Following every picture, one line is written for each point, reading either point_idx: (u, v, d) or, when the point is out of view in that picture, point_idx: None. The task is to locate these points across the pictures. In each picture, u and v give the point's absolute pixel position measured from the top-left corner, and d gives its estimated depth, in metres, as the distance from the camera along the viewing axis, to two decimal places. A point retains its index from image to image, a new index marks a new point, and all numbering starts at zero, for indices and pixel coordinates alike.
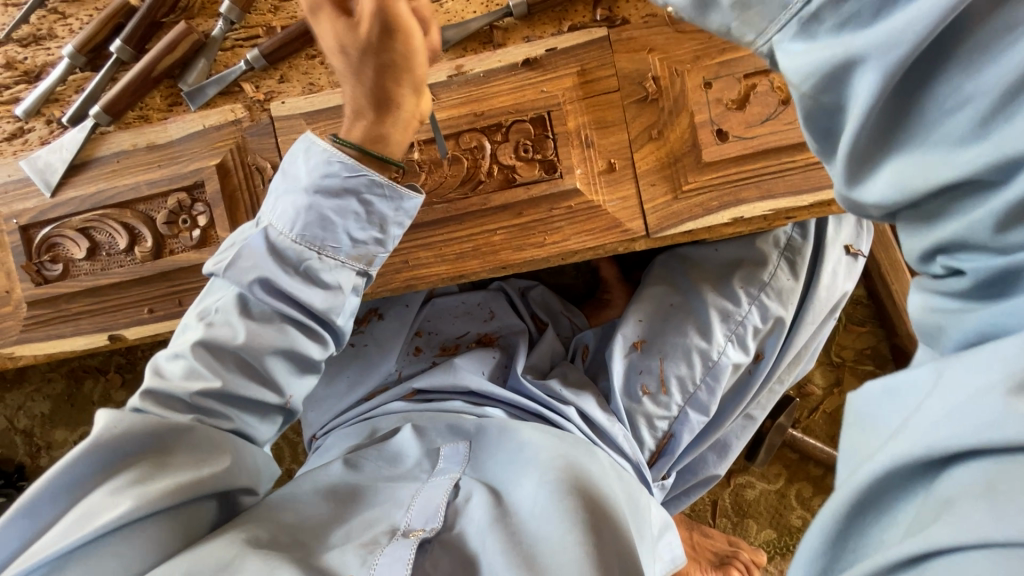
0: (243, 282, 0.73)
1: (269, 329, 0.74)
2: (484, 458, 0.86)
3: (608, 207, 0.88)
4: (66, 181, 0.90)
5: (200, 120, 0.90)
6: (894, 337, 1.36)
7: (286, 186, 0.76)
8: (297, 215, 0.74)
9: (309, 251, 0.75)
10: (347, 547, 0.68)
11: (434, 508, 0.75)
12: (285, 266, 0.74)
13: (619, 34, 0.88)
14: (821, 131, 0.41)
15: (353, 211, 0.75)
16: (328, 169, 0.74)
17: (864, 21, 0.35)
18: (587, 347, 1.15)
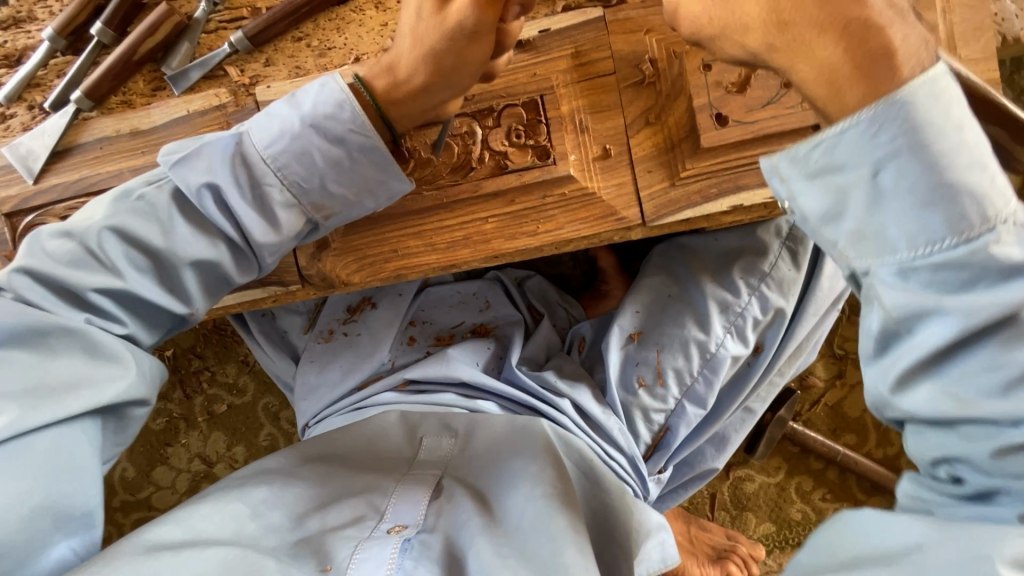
0: (193, 177, 0.72)
1: (196, 232, 0.74)
2: (474, 452, 0.84)
3: (603, 194, 0.86)
4: (48, 168, 0.88)
5: (184, 105, 0.88)
6: None
7: (287, 105, 0.74)
8: (285, 141, 0.73)
9: (273, 177, 0.73)
10: (331, 536, 0.68)
11: (417, 502, 0.74)
12: (239, 184, 0.73)
13: (616, 14, 0.85)
14: (875, 334, 0.57)
15: (338, 159, 0.74)
16: (332, 112, 0.73)
17: (949, 284, 0.52)
18: (584, 339, 1.13)
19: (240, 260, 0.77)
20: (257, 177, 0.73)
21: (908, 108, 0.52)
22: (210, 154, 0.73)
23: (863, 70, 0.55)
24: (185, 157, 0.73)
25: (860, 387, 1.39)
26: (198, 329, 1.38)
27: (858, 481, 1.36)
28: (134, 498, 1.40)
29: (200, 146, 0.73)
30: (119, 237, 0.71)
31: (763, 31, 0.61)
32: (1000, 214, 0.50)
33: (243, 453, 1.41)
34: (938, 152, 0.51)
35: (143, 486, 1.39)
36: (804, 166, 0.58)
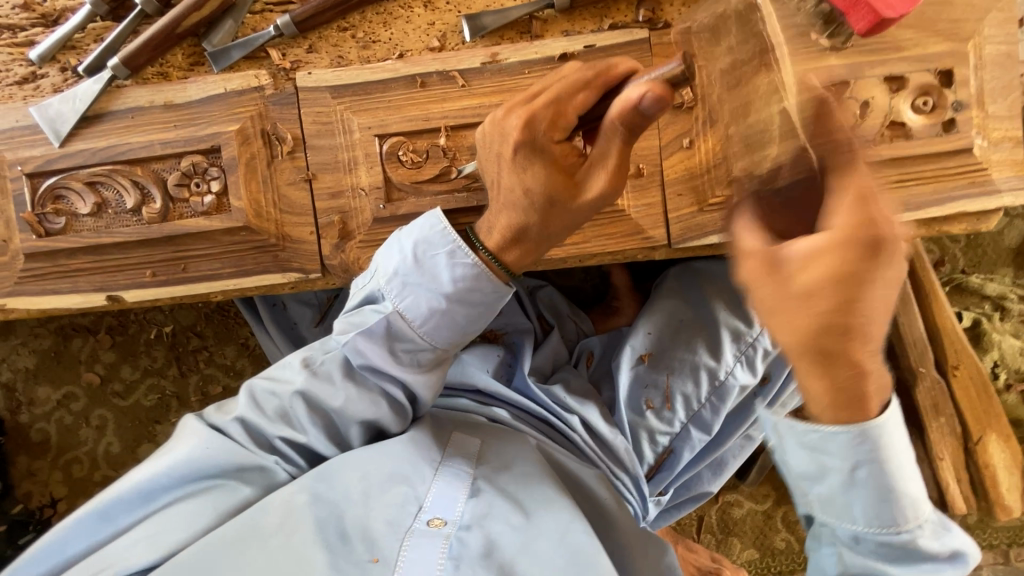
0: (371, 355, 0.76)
1: (362, 401, 0.78)
2: (506, 452, 0.86)
3: (632, 213, 0.87)
4: (76, 132, 0.87)
5: (222, 83, 0.87)
6: (896, 370, 1.35)
7: (445, 259, 0.73)
8: (454, 311, 0.74)
9: (422, 353, 0.78)
10: (373, 525, 0.75)
11: (453, 495, 0.79)
12: (394, 354, 0.77)
13: (661, 38, 0.86)
14: (830, 571, 0.71)
15: (475, 314, 0.75)
16: (470, 287, 0.73)
17: (884, 556, 0.67)
18: (592, 354, 1.14)
19: (406, 408, 0.82)
20: (408, 349, 0.77)
21: (881, 432, 0.62)
22: (371, 331, 0.75)
23: (850, 403, 0.60)
24: (351, 341, 0.76)
25: None
26: (200, 308, 1.36)
27: None
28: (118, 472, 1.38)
29: (382, 320, 0.75)
30: (306, 401, 0.78)
31: (803, 351, 0.56)
32: (921, 518, 0.66)
33: None
34: (893, 465, 0.64)
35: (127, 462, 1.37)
36: (796, 442, 0.66)
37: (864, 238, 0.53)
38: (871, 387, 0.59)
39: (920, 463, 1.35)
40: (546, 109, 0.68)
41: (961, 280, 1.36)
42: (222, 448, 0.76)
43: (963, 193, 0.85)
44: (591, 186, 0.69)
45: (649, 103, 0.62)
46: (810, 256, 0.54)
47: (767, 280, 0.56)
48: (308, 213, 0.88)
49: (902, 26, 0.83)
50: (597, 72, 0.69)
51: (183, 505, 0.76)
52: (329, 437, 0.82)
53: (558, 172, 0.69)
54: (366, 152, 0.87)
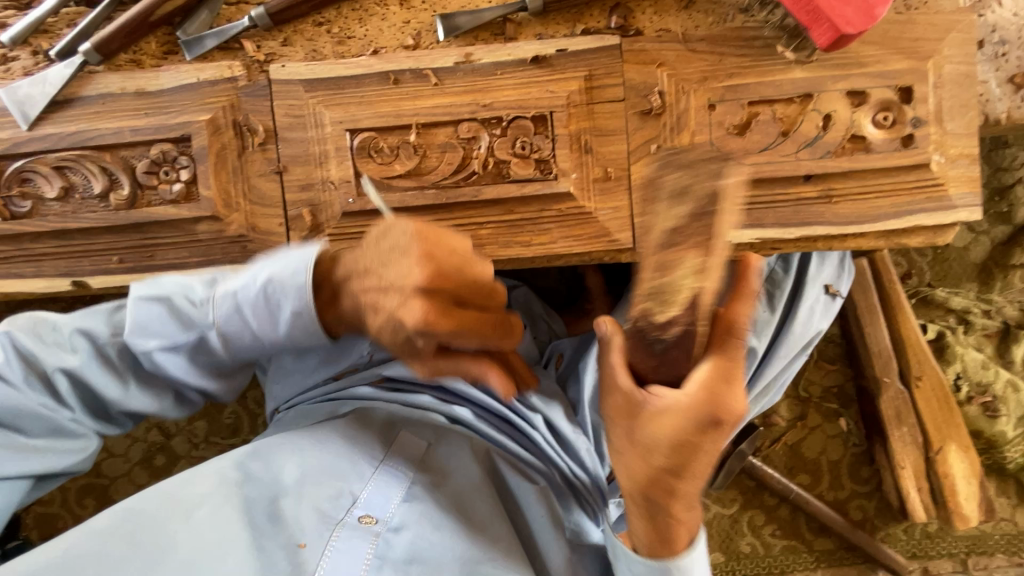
0: (172, 348, 0.77)
1: (140, 400, 0.80)
2: (445, 460, 0.93)
3: (599, 215, 0.88)
4: (45, 116, 0.87)
5: (195, 72, 0.87)
6: (861, 379, 1.37)
7: (289, 312, 0.74)
8: (258, 346, 0.78)
9: (222, 365, 0.81)
10: (306, 519, 0.80)
11: (387, 495, 0.85)
12: (197, 354, 0.79)
13: (632, 44, 0.87)
14: None
15: (287, 348, 0.80)
16: (298, 338, 0.77)
17: None
18: (562, 355, 1.15)
19: (197, 406, 0.87)
20: (208, 361, 0.80)
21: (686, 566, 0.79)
22: (179, 346, 0.77)
23: (663, 544, 0.78)
24: (151, 348, 0.76)
25: (820, 430, 1.43)
26: None
27: (807, 521, 1.42)
28: None
29: (195, 334, 0.77)
30: (72, 375, 0.76)
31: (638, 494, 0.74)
32: None
33: (203, 428, 1.39)
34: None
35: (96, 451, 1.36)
36: (630, 568, 0.84)
37: (703, 414, 0.65)
38: (679, 531, 0.77)
39: (883, 472, 1.37)
40: (449, 260, 0.68)
41: (927, 293, 1.39)
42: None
43: (920, 207, 0.87)
44: (409, 315, 0.67)
45: (495, 386, 0.83)
46: (665, 411, 0.66)
47: (625, 418, 0.70)
48: (277, 205, 0.88)
49: (865, 43, 0.86)
50: (486, 294, 0.72)
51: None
52: (93, 410, 0.81)
53: (419, 293, 0.67)
54: (337, 147, 0.87)
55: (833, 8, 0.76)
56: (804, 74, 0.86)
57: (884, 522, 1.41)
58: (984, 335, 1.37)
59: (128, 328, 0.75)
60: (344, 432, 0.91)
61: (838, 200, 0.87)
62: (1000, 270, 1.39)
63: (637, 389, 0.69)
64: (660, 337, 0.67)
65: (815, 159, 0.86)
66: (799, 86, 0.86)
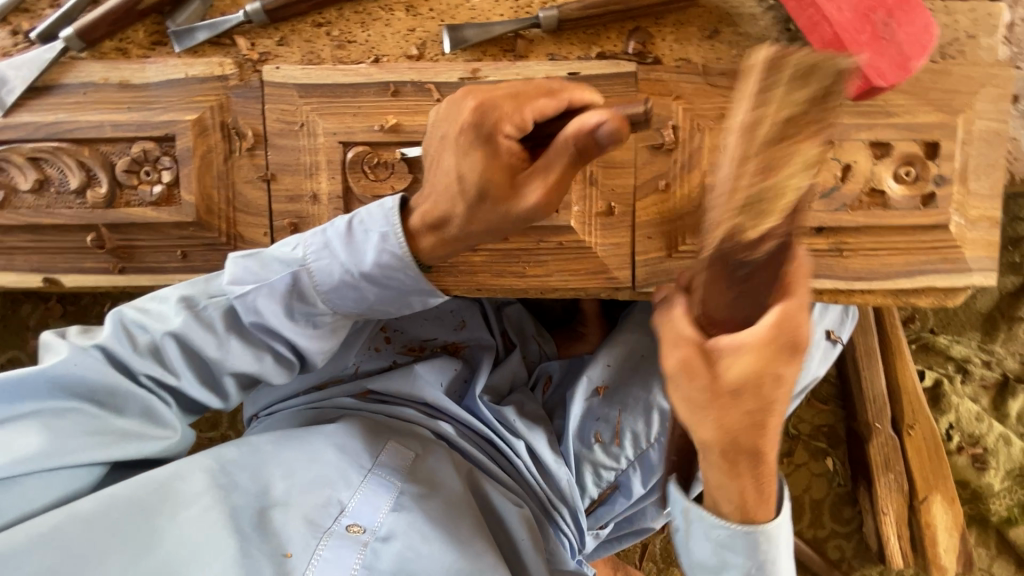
0: (279, 305, 0.73)
1: (247, 359, 0.76)
2: (435, 471, 0.89)
3: (598, 251, 0.85)
4: (22, 102, 0.82)
5: (183, 67, 0.82)
6: (853, 421, 1.35)
7: (375, 240, 0.71)
8: (364, 289, 0.73)
9: (319, 317, 0.76)
10: (290, 526, 0.76)
11: (376, 505, 0.81)
12: (292, 314, 0.74)
13: (648, 73, 0.82)
14: None
15: (386, 297, 0.75)
16: (390, 275, 0.72)
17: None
18: (550, 378, 1.14)
19: (294, 366, 0.80)
20: (307, 314, 0.75)
21: (764, 540, 0.73)
22: (275, 288, 0.72)
23: (753, 507, 0.71)
24: (248, 296, 0.73)
25: (806, 467, 1.41)
26: None
27: None
28: None
29: (289, 276, 0.72)
30: (182, 343, 0.74)
31: (722, 440, 0.66)
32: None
33: None
34: (778, 565, 0.75)
35: None
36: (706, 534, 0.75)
37: (784, 341, 0.62)
38: (770, 492, 0.71)
39: (864, 515, 1.36)
40: (503, 102, 0.64)
41: (927, 338, 1.37)
42: (88, 369, 0.72)
43: (934, 269, 0.83)
44: (525, 194, 0.64)
45: (604, 133, 0.59)
46: (740, 348, 0.62)
47: (702, 368, 0.64)
48: (263, 214, 0.84)
49: (894, 91, 0.81)
50: (553, 92, 0.66)
51: (37, 423, 0.70)
52: (203, 382, 0.78)
53: (498, 167, 0.64)
54: (329, 159, 0.82)
55: (865, 57, 0.71)
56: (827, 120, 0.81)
57: (860, 564, 1.40)
58: (982, 386, 1.34)
59: (226, 279, 0.74)
60: (333, 435, 0.87)
61: (849, 255, 0.84)
62: (1005, 321, 1.35)
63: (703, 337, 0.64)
64: (745, 259, 0.65)
65: (829, 211, 0.82)
66: None
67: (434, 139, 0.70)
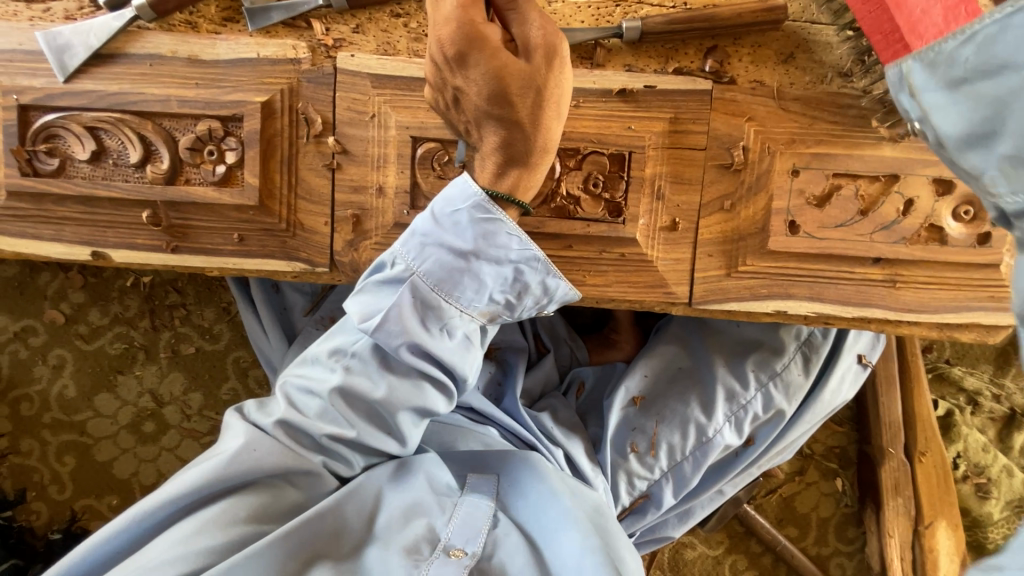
0: (411, 324, 0.71)
1: (406, 388, 0.74)
2: (519, 494, 0.84)
3: (659, 265, 0.85)
4: (85, 68, 0.79)
5: (255, 47, 0.80)
6: (866, 444, 1.38)
7: (468, 217, 0.68)
8: (480, 272, 0.70)
9: (451, 323, 0.72)
10: (389, 558, 0.71)
11: (475, 528, 0.77)
12: (427, 328, 0.71)
13: (723, 93, 0.82)
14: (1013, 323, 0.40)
15: (505, 276, 0.70)
16: (498, 241, 0.69)
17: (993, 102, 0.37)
18: (583, 384, 1.12)
19: (445, 388, 0.76)
20: (440, 323, 0.72)
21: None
22: (401, 307, 0.70)
23: None
24: (387, 326, 0.71)
25: (816, 486, 1.44)
26: None
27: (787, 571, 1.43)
28: (68, 418, 1.31)
29: (409, 291, 0.70)
30: (345, 396, 0.74)
31: None
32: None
33: (198, 402, 1.33)
34: None
35: (83, 410, 1.30)
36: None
37: None
38: None
39: (869, 535, 1.39)
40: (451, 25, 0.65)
41: (943, 369, 1.41)
42: (269, 451, 0.72)
43: (980, 306, 0.86)
44: (530, 41, 0.66)
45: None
46: None
47: None
48: (325, 203, 0.83)
49: None
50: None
51: (220, 510, 0.70)
52: (375, 431, 0.77)
53: (498, 49, 0.65)
54: (399, 153, 0.81)
55: None
56: (894, 153, 0.82)
57: None
58: (990, 418, 1.39)
59: (355, 319, 0.72)
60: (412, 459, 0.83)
61: (902, 287, 0.85)
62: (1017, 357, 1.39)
63: None
64: None
65: (889, 243, 0.83)
66: (886, 165, 0.82)
67: (439, 92, 0.71)
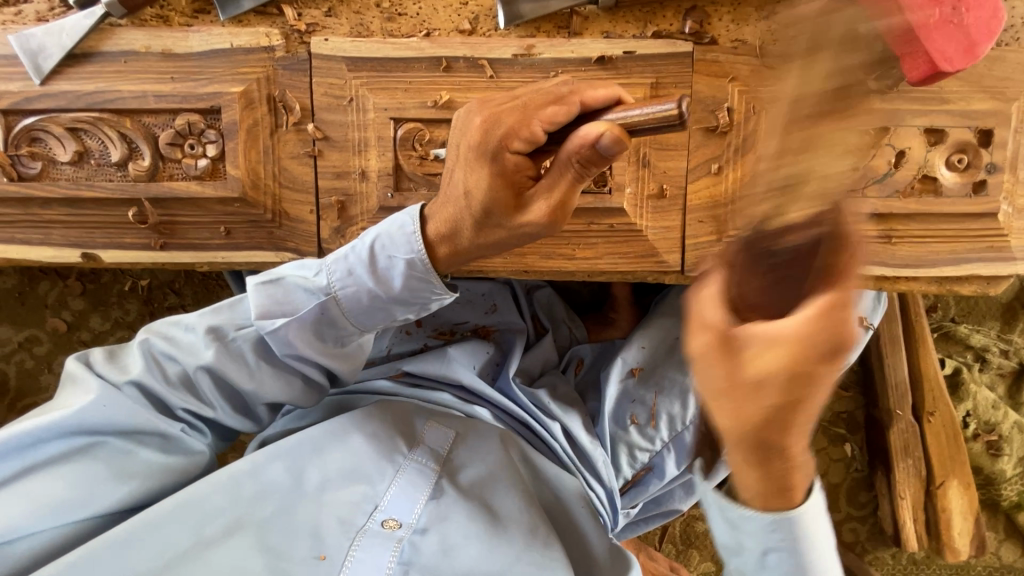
0: (307, 336, 0.73)
1: (285, 384, 0.77)
2: (469, 458, 0.84)
3: (649, 233, 0.84)
4: (60, 70, 0.79)
5: (228, 37, 0.79)
6: (874, 408, 1.35)
7: (399, 265, 0.69)
8: (386, 310, 0.72)
9: (347, 340, 0.75)
10: (326, 523, 0.74)
11: (412, 498, 0.77)
12: (320, 338, 0.74)
13: (704, 54, 0.81)
14: None
15: (406, 312, 0.74)
16: (413, 290, 0.71)
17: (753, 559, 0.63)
18: (582, 361, 1.12)
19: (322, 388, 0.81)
20: (335, 337, 0.75)
21: (801, 517, 0.57)
22: (301, 319, 0.71)
23: (777, 493, 0.54)
24: (279, 329, 0.72)
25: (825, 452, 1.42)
26: None
27: None
28: None
29: (316, 306, 0.71)
30: (213, 375, 0.75)
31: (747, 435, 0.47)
32: None
33: None
34: (815, 544, 0.61)
35: None
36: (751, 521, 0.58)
37: (786, 383, 0.42)
38: (796, 478, 0.53)
39: (881, 500, 1.36)
40: (510, 119, 0.65)
41: (949, 328, 1.36)
42: (120, 409, 0.71)
43: (979, 256, 0.84)
44: (530, 209, 0.65)
45: (606, 144, 0.58)
46: (771, 341, 0.42)
47: (722, 360, 0.45)
48: (309, 191, 0.82)
49: (952, 77, 0.80)
50: (559, 98, 0.65)
51: (65, 466, 0.69)
52: (238, 409, 0.79)
53: (506, 183, 0.65)
54: (379, 136, 0.81)
55: (933, 41, 0.68)
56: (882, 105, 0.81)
57: (873, 546, 1.41)
58: (999, 374, 1.36)
59: (254, 312, 0.71)
60: (358, 420, 0.82)
61: (897, 242, 0.84)
62: None
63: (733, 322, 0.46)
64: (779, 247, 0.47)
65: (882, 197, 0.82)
66: None
67: (461, 132, 0.69)
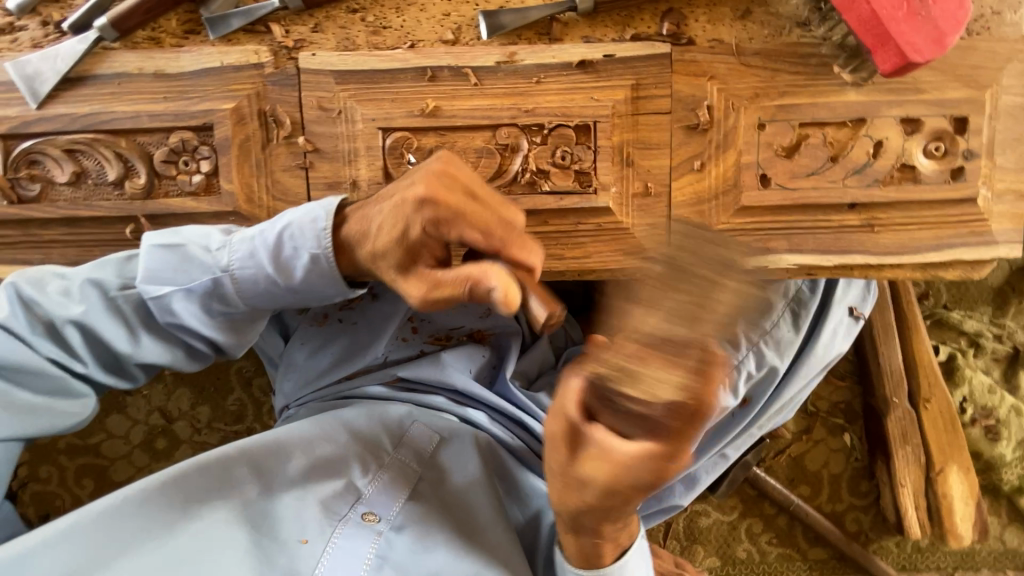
0: (193, 307, 0.75)
1: (170, 354, 0.78)
2: (451, 457, 0.88)
3: (635, 231, 0.86)
4: (56, 94, 0.81)
5: (218, 56, 0.82)
6: (870, 397, 1.35)
7: (304, 258, 0.73)
8: (284, 297, 0.76)
9: (237, 318, 0.78)
10: (307, 509, 0.78)
11: (393, 491, 0.81)
12: (209, 312, 0.76)
13: (682, 54, 0.83)
14: None
15: (300, 300, 0.77)
16: (314, 283, 0.75)
17: None
18: None
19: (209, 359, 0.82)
20: (227, 313, 0.77)
21: None
22: (193, 290, 0.74)
23: (590, 557, 0.79)
24: (165, 295, 0.74)
25: (825, 442, 1.42)
26: None
27: (803, 531, 1.42)
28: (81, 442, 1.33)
29: (209, 279, 0.73)
30: (82, 328, 0.74)
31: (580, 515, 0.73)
32: None
33: (206, 414, 1.29)
34: None
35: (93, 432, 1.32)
36: None
37: (644, 466, 0.63)
38: (605, 549, 0.78)
39: (882, 488, 1.37)
40: (455, 214, 0.67)
41: (942, 314, 1.37)
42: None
43: (962, 242, 0.85)
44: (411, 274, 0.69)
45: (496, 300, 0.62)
46: (604, 449, 0.64)
47: (564, 447, 0.67)
48: (301, 202, 0.84)
49: (925, 68, 0.82)
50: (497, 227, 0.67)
51: None
52: (112, 368, 0.78)
53: (408, 250, 0.69)
54: (368, 145, 0.83)
55: (902, 33, 0.72)
56: (859, 97, 0.82)
57: (877, 535, 1.41)
58: (994, 359, 1.36)
59: (144, 274, 0.73)
60: (348, 421, 0.86)
61: (880, 230, 0.85)
62: (1016, 295, 1.37)
63: (581, 420, 0.65)
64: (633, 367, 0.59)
65: (862, 187, 0.84)
66: (852, 110, 0.83)
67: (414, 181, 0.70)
